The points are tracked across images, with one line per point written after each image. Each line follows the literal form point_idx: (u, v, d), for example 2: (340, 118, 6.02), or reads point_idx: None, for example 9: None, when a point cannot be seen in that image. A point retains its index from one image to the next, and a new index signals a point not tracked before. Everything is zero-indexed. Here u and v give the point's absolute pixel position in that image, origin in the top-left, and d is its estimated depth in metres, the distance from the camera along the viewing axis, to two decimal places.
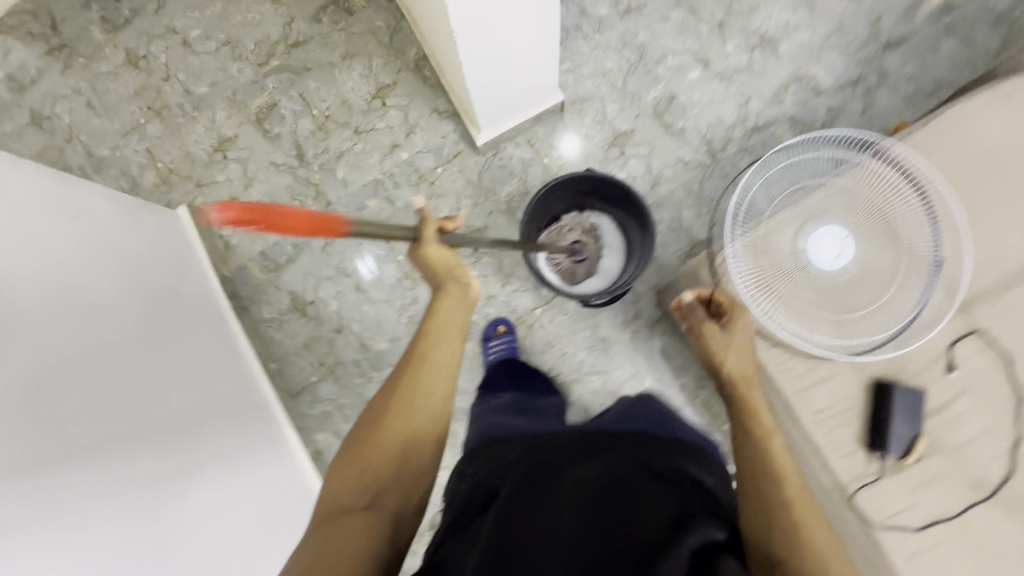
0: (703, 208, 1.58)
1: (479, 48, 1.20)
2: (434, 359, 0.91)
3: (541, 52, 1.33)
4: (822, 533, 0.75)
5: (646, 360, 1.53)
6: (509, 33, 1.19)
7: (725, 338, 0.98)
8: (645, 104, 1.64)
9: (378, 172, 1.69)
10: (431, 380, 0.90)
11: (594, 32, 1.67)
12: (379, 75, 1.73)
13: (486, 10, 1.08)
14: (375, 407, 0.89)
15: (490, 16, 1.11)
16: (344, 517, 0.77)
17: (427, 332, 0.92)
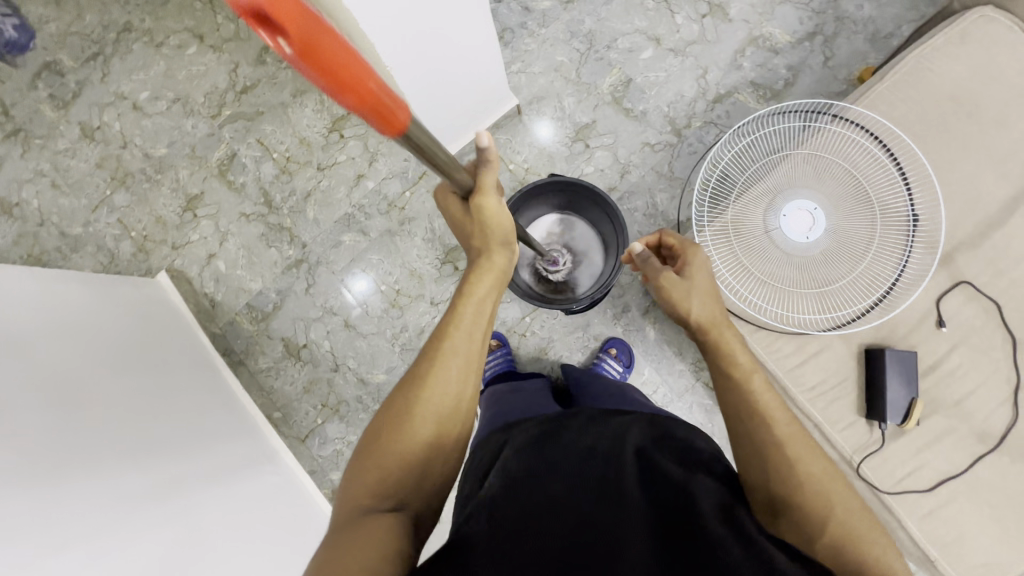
0: (676, 189, 1.56)
1: (420, 74, 1.17)
2: (459, 346, 0.83)
3: (481, 63, 1.31)
4: (813, 467, 0.74)
5: (641, 352, 1.53)
6: (448, 51, 1.17)
7: (683, 283, 0.94)
8: (603, 92, 1.60)
9: (347, 205, 1.68)
10: (454, 366, 0.82)
11: (540, 26, 1.63)
12: (332, 107, 1.71)
13: (420, 34, 1.05)
14: (393, 403, 0.81)
15: (426, 39, 1.08)
16: (369, 516, 0.70)
17: (456, 316, 0.85)
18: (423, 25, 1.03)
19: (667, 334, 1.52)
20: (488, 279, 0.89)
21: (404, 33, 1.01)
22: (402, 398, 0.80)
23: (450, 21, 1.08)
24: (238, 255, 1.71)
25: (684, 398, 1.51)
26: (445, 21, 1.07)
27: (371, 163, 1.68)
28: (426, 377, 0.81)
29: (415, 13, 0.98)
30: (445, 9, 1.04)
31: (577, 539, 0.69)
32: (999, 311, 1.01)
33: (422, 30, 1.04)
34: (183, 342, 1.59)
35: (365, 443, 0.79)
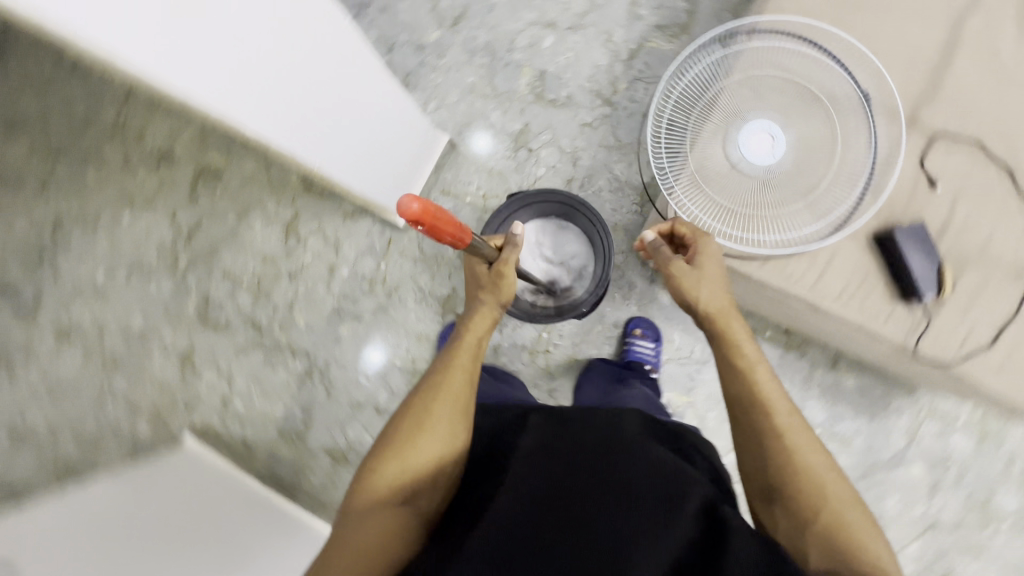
0: (630, 154, 1.54)
1: (344, 145, 1.15)
2: (462, 361, 1.02)
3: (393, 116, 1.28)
4: (811, 453, 0.83)
5: (664, 320, 1.51)
6: (359, 111, 1.14)
7: (695, 273, 0.96)
8: (523, 94, 1.59)
9: (331, 299, 1.67)
10: (455, 381, 0.99)
11: (439, 58, 1.62)
12: (279, 214, 1.70)
13: (326, 105, 1.02)
14: (409, 403, 0.96)
15: (334, 108, 1.05)
16: (384, 510, 0.81)
17: (459, 344, 1.07)
18: (323, 94, 1.00)
19: None
20: (483, 319, 1.11)
21: (310, 110, 0.98)
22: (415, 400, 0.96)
23: (349, 82, 1.06)
24: (250, 389, 1.70)
25: None
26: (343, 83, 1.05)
27: (337, 251, 1.67)
28: (436, 388, 0.97)
29: (311, 88, 0.96)
30: (338, 71, 1.01)
31: (595, 498, 0.74)
32: (984, 149, 1.00)
33: (325, 100, 1.01)
34: (233, 486, 1.55)
35: (382, 445, 0.91)
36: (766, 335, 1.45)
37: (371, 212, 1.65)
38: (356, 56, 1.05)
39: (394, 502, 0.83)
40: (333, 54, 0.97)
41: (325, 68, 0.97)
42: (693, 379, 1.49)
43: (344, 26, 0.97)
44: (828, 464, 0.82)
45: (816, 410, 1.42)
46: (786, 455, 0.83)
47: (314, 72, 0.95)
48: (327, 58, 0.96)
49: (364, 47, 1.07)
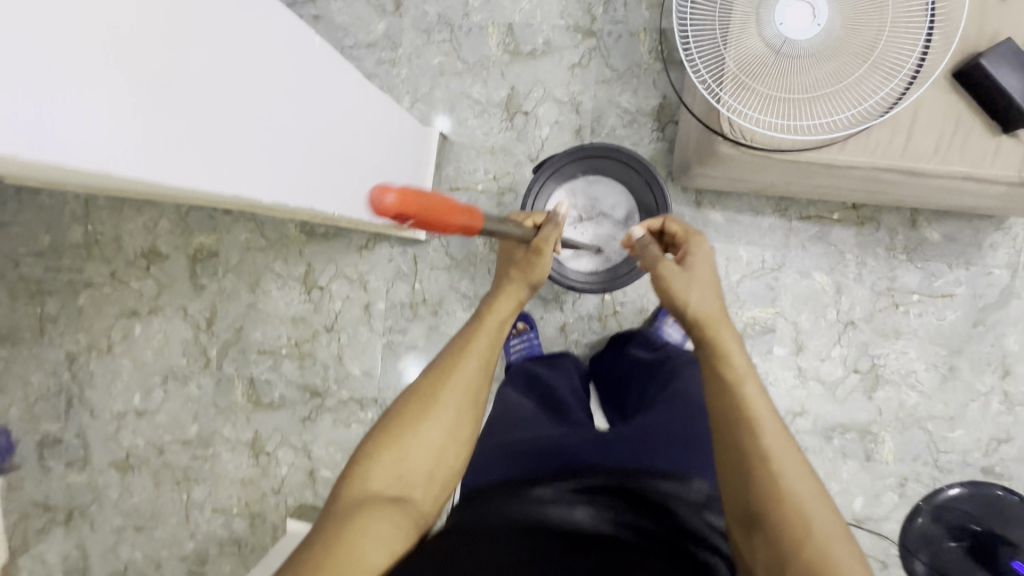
0: (632, 80, 1.40)
1: (343, 170, 1.03)
2: (477, 349, 0.89)
3: (377, 131, 1.16)
4: (793, 479, 0.68)
5: (726, 239, 1.40)
6: (346, 128, 1.02)
7: (682, 277, 0.91)
8: (497, 56, 1.45)
9: (378, 337, 1.57)
10: (465, 371, 0.86)
11: (395, 52, 1.49)
12: (292, 271, 1.59)
13: (316, 137, 0.90)
14: (410, 390, 0.85)
15: (324, 136, 0.93)
16: (377, 508, 0.72)
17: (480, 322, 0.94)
18: (310, 126, 0.88)
19: (733, 207, 1.40)
20: (506, 298, 0.99)
21: (304, 150, 0.87)
22: (420, 386, 0.85)
23: (326, 101, 0.93)
24: (332, 455, 1.62)
25: (794, 244, 1.38)
26: (323, 105, 0.92)
27: (366, 288, 1.57)
28: (444, 377, 0.85)
29: (296, 124, 0.83)
30: (313, 94, 0.89)
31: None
32: None
33: (314, 132, 0.89)
34: None
35: (384, 424, 0.81)
36: (834, 218, 1.37)
37: (386, 236, 1.54)
38: (324, 69, 0.92)
39: (389, 501, 0.74)
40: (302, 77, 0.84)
41: (301, 96, 0.85)
42: (776, 288, 1.39)
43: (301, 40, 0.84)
44: (824, 500, 0.67)
45: (908, 276, 1.36)
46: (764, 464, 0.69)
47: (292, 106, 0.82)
48: (299, 85, 0.84)
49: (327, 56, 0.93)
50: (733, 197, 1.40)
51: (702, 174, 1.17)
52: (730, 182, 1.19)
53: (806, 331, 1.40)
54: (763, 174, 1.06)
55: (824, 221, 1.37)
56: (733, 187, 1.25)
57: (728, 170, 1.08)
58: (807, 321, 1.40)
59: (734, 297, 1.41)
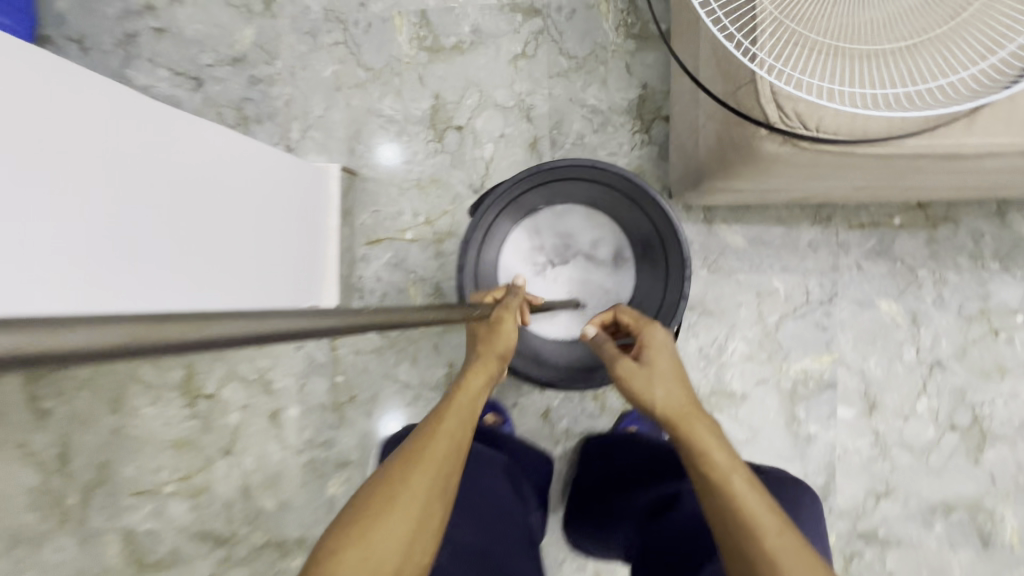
0: (597, 67, 1.02)
1: (208, 267, 0.73)
2: (446, 442, 0.51)
3: (261, 170, 0.85)
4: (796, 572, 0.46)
5: (753, 269, 1.02)
6: (212, 211, 0.73)
7: (643, 371, 0.64)
8: (411, 56, 1.06)
9: (297, 454, 1.14)
10: (439, 453, 0.50)
11: (272, 65, 1.08)
12: (166, 378, 1.15)
13: (143, 222, 0.62)
14: (372, 475, 0.49)
15: (164, 221, 0.65)
16: None
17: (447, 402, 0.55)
18: (136, 208, 0.60)
19: (757, 222, 1.02)
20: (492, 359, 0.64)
21: (113, 239, 0.57)
22: (379, 473, 0.49)
23: (174, 174, 0.66)
24: None
25: (846, 264, 1.01)
26: (164, 179, 0.65)
27: (271, 388, 1.13)
28: (408, 463, 0.49)
29: (99, 203, 0.55)
30: (145, 165, 0.62)
31: None
32: None
33: (140, 214, 0.61)
34: None
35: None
36: (895, 224, 1.00)
37: None
38: (168, 133, 0.66)
39: None
40: (120, 138, 0.58)
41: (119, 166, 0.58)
42: (830, 328, 1.01)
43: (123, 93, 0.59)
44: None
45: (1004, 292, 0.99)
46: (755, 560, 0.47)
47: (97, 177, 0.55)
48: (113, 149, 0.57)
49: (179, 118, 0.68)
50: (755, 210, 1.01)
51: (723, 186, 0.78)
52: (764, 193, 0.80)
53: (877, 382, 1.01)
54: (828, 179, 0.67)
55: (883, 229, 1.00)
56: (766, 198, 0.86)
57: (770, 179, 0.68)
58: (877, 367, 1.01)
59: (775, 346, 1.02)
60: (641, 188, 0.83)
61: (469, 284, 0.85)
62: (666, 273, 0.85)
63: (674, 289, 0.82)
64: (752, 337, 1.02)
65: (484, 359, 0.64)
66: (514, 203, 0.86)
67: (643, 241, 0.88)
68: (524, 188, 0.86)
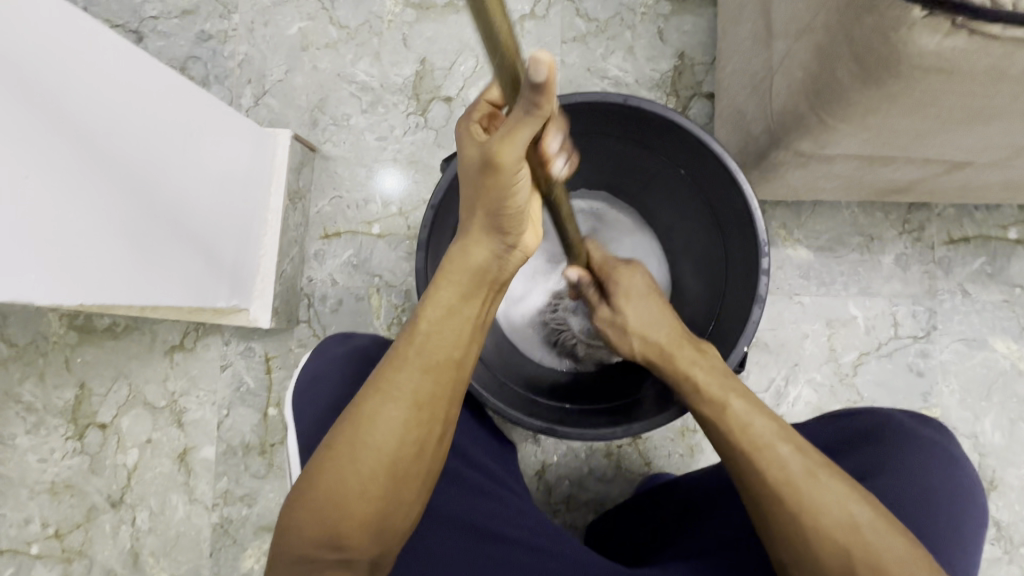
0: (623, 31, 0.82)
1: (171, 254, 0.61)
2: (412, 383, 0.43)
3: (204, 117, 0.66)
4: (848, 513, 0.40)
5: (821, 289, 0.77)
6: (178, 186, 0.61)
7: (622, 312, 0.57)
8: (395, 14, 0.86)
9: (207, 510, 0.86)
10: (407, 371, 0.43)
11: (226, 19, 0.89)
12: (50, 400, 0.88)
13: (99, 198, 0.50)
14: (340, 415, 0.44)
15: (120, 195, 0.53)
16: None
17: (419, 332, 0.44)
18: (86, 180, 0.48)
19: (827, 228, 0.78)
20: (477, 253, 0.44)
21: (67, 221, 0.46)
22: (346, 410, 0.43)
23: (135, 136, 0.54)
24: None
25: (945, 288, 0.76)
26: (123, 144, 0.53)
27: (183, 420, 0.87)
28: (374, 386, 0.43)
29: (50, 172, 0.44)
30: (102, 125, 0.50)
31: None
32: None
33: (93, 188, 0.49)
34: None
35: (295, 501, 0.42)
36: (1011, 238, 0.76)
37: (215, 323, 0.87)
38: (129, 83, 0.53)
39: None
40: (73, 86, 0.46)
41: (69, 122, 0.46)
42: (927, 373, 0.75)
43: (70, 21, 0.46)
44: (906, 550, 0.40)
45: None
46: (808, 527, 0.40)
47: (44, 139, 0.44)
48: (66, 100, 0.46)
49: (143, 65, 0.56)
50: (825, 213, 0.77)
51: (809, 153, 0.53)
52: (865, 167, 0.56)
53: (997, 451, 0.74)
54: (992, 122, 0.43)
55: (993, 245, 0.76)
56: (854, 186, 0.62)
57: (899, 124, 0.44)
58: (994, 431, 0.74)
59: (851, 394, 0.76)
60: (687, 134, 0.52)
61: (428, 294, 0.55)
62: (724, 260, 0.58)
63: (740, 285, 0.55)
64: (820, 381, 0.76)
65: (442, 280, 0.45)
66: None
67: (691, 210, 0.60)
68: None
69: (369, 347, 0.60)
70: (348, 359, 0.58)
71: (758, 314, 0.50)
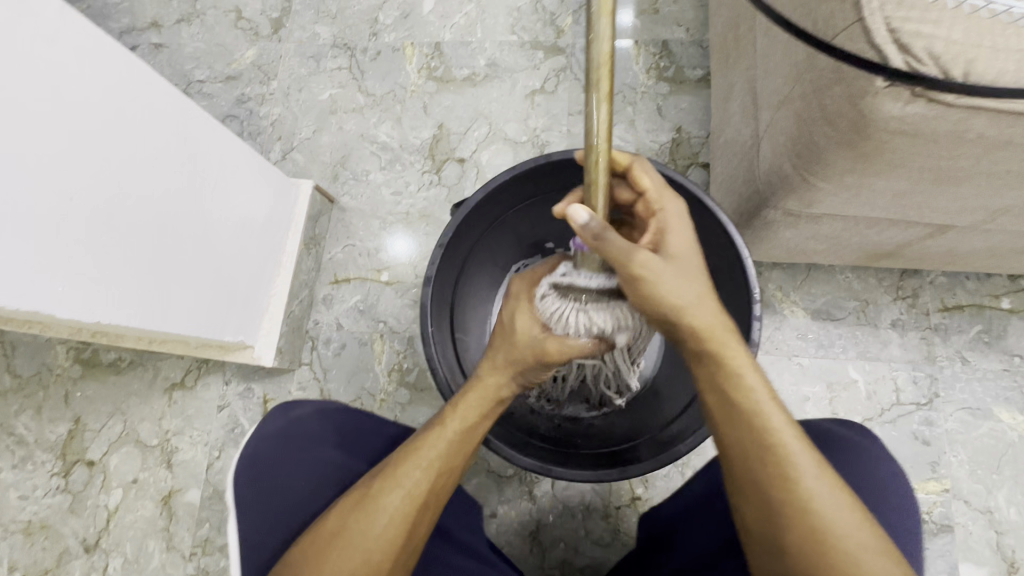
0: (626, 107, 0.89)
1: (197, 281, 0.66)
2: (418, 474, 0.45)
3: (231, 159, 0.70)
4: (848, 532, 0.38)
5: (819, 351, 0.77)
6: (204, 221, 0.66)
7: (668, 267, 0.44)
8: (418, 85, 0.95)
9: (183, 560, 0.82)
10: (413, 485, 0.45)
11: (266, 85, 0.98)
12: (42, 434, 0.88)
13: (132, 222, 0.56)
14: (338, 502, 0.45)
15: (152, 223, 0.59)
16: None
17: (428, 436, 0.47)
18: (122, 203, 0.54)
19: (822, 291, 0.79)
20: (474, 405, 0.49)
21: (95, 240, 0.52)
22: (347, 498, 0.45)
23: (172, 168, 0.61)
24: None
25: (944, 355, 0.76)
26: (160, 175, 0.59)
27: (173, 460, 0.85)
28: (341, 528, 0.43)
29: (91, 193, 0.51)
30: (143, 156, 0.56)
31: None
32: None
33: (127, 212, 0.55)
34: None
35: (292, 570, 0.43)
36: (1005, 308, 0.77)
37: (218, 361, 0.88)
38: (176, 125, 0.61)
39: None
40: (124, 123, 0.54)
41: (113, 152, 0.53)
42: (934, 442, 0.74)
43: (127, 68, 0.54)
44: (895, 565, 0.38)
45: None
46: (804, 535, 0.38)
47: (86, 164, 0.50)
48: (112, 132, 0.53)
49: (190, 111, 0.63)
50: (820, 278, 0.80)
51: (797, 212, 0.57)
52: (850, 228, 0.59)
53: (1015, 529, 0.71)
54: (959, 184, 0.46)
55: (986, 315, 0.77)
56: (844, 249, 0.65)
57: (876, 183, 0.48)
58: (1010, 507, 0.71)
59: None
60: (681, 188, 0.57)
61: (431, 328, 0.57)
62: (718, 301, 0.60)
63: (735, 328, 0.57)
64: None
65: (471, 397, 0.49)
66: (511, 216, 0.66)
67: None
68: (528, 200, 0.65)
69: (308, 421, 0.57)
70: (284, 437, 0.56)
71: (751, 357, 0.52)
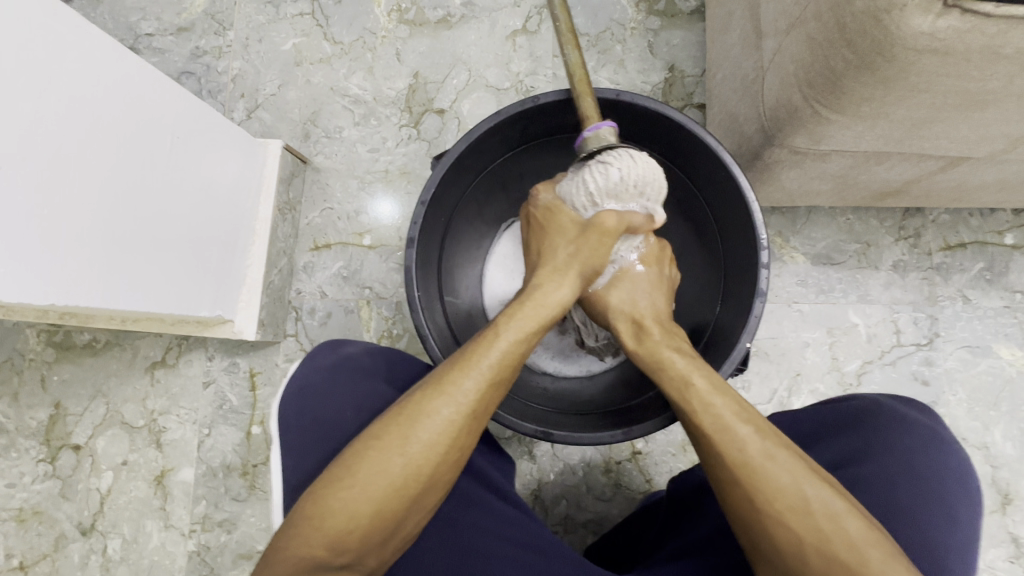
0: (614, 44, 0.83)
1: (162, 252, 0.61)
2: (475, 382, 0.42)
3: (184, 116, 0.63)
4: (792, 495, 0.38)
5: (820, 296, 0.76)
6: (162, 187, 0.60)
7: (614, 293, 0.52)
8: (389, 30, 0.88)
9: (183, 537, 0.81)
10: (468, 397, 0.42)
11: (221, 37, 0.90)
12: (22, 421, 0.84)
13: (82, 191, 0.50)
14: (393, 405, 0.42)
15: (106, 190, 0.53)
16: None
17: (486, 340, 0.44)
18: (66, 169, 0.48)
19: (823, 235, 0.77)
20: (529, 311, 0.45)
21: (38, 210, 0.46)
22: (400, 402, 0.42)
23: (120, 128, 0.54)
24: None
25: (944, 295, 0.75)
26: (109, 136, 0.52)
27: (162, 440, 0.83)
28: (391, 429, 0.40)
29: (25, 160, 0.44)
30: (86, 115, 0.50)
31: None
32: None
33: (76, 182, 0.49)
34: None
35: (342, 463, 0.40)
36: (1008, 243, 0.75)
37: (200, 337, 0.84)
38: (119, 80, 0.54)
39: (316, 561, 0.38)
40: (54, 76, 0.46)
41: (48, 111, 0.46)
42: (933, 381, 0.73)
43: (48, 10, 0.46)
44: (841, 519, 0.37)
45: None
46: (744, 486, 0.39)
47: (16, 125, 0.43)
48: (42, 87, 0.45)
49: (129, 61, 0.55)
50: (820, 221, 0.77)
51: (804, 150, 0.53)
52: (859, 164, 0.55)
53: (1009, 463, 0.71)
54: (985, 109, 0.43)
55: (988, 250, 0.75)
56: (849, 188, 0.62)
57: (895, 113, 0.44)
58: (1005, 442, 0.72)
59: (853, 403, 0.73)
60: (681, 129, 0.53)
61: (419, 294, 0.53)
62: (721, 249, 0.58)
63: (738, 278, 0.55)
64: (821, 388, 0.74)
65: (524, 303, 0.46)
66: (499, 168, 0.61)
67: (686, 201, 0.60)
68: (517, 149, 0.61)
69: (360, 357, 0.54)
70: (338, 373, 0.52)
71: (759, 308, 0.49)
